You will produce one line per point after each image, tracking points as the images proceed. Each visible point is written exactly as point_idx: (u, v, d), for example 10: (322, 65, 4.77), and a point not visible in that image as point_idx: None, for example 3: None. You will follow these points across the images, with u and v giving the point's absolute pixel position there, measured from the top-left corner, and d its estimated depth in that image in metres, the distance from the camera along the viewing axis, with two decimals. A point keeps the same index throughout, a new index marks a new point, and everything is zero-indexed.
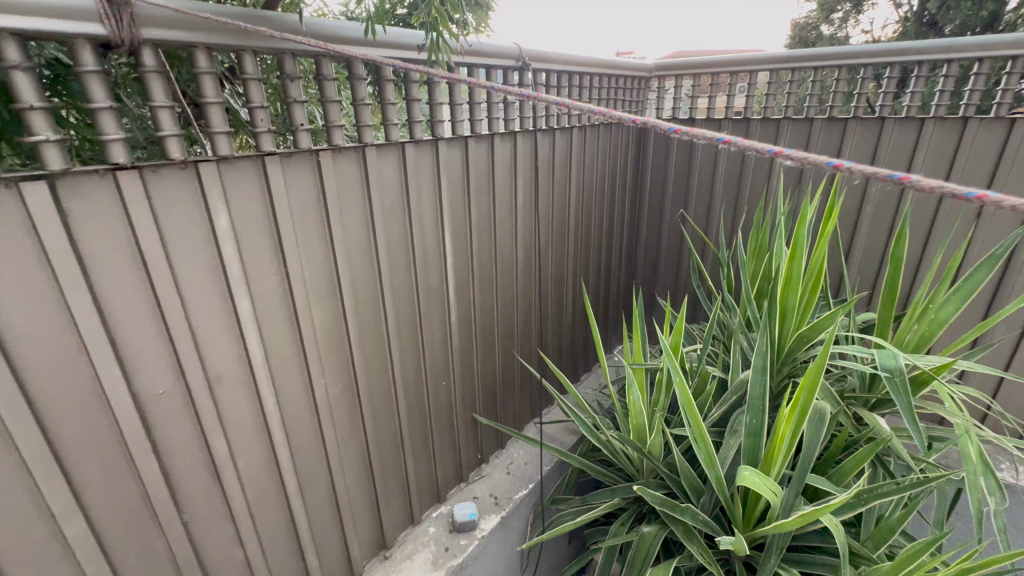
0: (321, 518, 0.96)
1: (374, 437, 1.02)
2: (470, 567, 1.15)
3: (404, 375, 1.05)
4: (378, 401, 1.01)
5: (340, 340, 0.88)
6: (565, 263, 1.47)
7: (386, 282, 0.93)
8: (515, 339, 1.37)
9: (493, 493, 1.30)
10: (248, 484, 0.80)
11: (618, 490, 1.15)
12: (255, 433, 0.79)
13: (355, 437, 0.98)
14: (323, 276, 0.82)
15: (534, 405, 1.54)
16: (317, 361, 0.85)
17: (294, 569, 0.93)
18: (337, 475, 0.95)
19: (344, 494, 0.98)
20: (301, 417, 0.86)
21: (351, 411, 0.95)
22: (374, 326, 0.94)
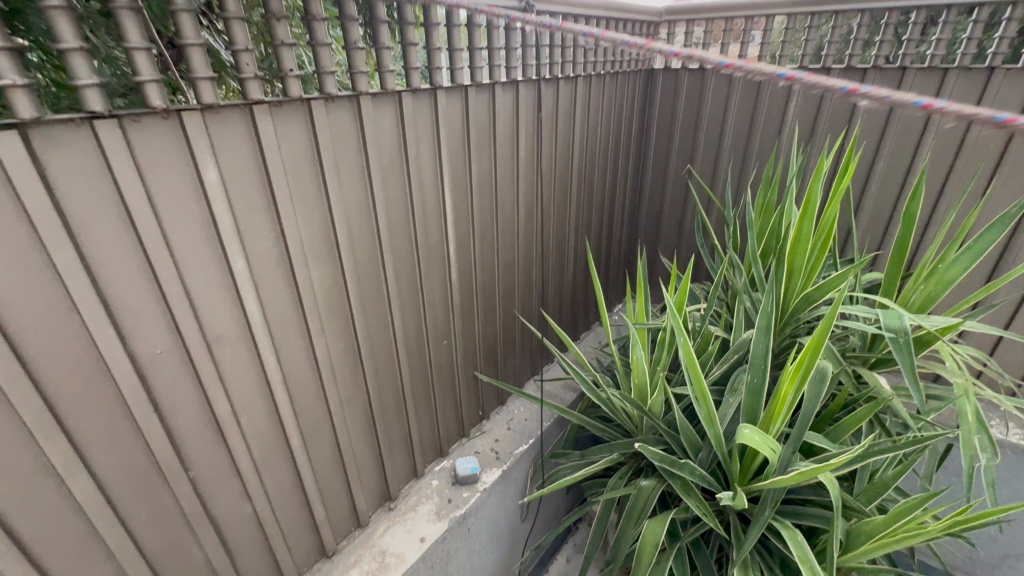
0: (326, 473, 0.97)
1: (376, 395, 1.02)
2: (472, 517, 1.19)
3: (405, 335, 1.04)
4: (379, 360, 1.00)
5: (340, 300, 0.87)
6: (567, 221, 1.44)
7: (385, 240, 0.91)
8: (516, 297, 1.36)
9: (494, 448, 1.33)
10: (252, 441, 0.81)
11: (616, 445, 1.17)
12: (258, 393, 0.79)
13: (358, 395, 0.98)
14: (320, 234, 0.80)
15: (534, 362, 1.55)
16: (318, 321, 0.84)
17: (302, 521, 0.96)
18: (341, 433, 0.97)
19: (348, 450, 1.00)
20: (302, 375, 0.86)
21: (353, 370, 0.95)
22: (373, 285, 0.93)
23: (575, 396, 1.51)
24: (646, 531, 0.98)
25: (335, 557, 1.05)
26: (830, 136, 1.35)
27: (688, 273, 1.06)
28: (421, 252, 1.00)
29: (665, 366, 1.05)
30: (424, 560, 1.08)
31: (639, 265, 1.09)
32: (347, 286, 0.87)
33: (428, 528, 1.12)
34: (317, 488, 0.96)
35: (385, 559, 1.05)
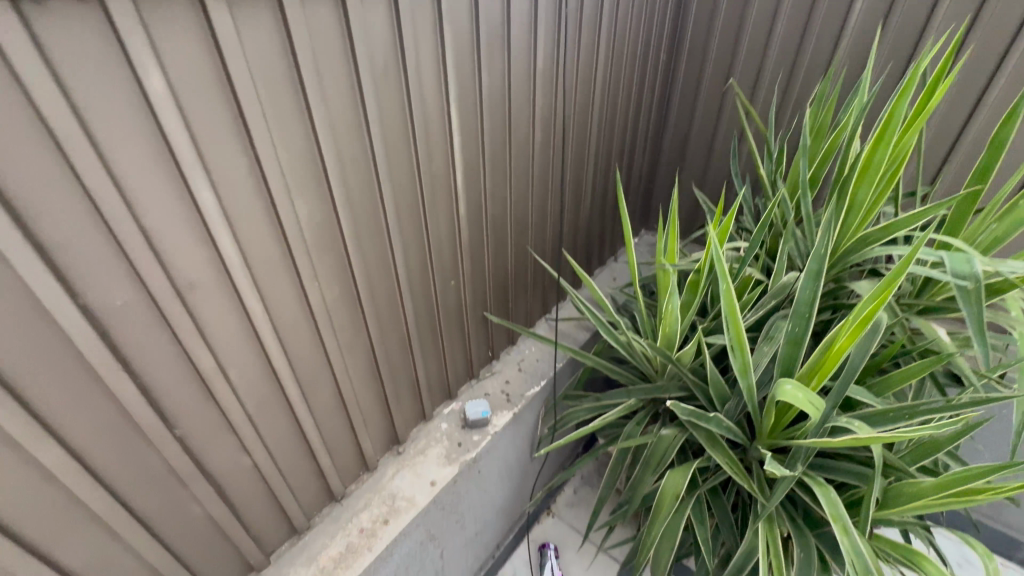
0: (329, 421, 0.92)
1: (380, 339, 0.94)
2: (482, 459, 1.17)
3: (409, 275, 0.94)
4: (382, 302, 0.91)
5: (332, 237, 0.76)
6: (587, 146, 1.29)
7: (382, 168, 0.78)
8: (529, 231, 1.24)
9: (505, 390, 1.28)
10: (245, 395, 0.74)
11: (634, 391, 1.10)
12: (245, 343, 0.71)
13: (360, 340, 0.90)
14: (303, 161, 0.67)
15: (546, 301, 1.46)
16: (309, 262, 0.74)
17: (306, 469, 0.92)
18: (343, 381, 0.90)
19: (351, 398, 0.93)
20: (295, 323, 0.77)
21: (352, 315, 0.86)
22: (370, 221, 0.81)
23: (589, 336, 1.43)
24: (667, 482, 0.93)
25: (344, 501, 1.03)
26: (898, 45, 1.16)
27: (730, 208, 0.93)
28: (423, 181, 0.87)
29: (696, 312, 0.95)
30: (435, 503, 1.06)
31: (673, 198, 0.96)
32: (340, 222, 0.75)
33: (438, 472, 1.09)
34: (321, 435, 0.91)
35: (396, 503, 1.03)
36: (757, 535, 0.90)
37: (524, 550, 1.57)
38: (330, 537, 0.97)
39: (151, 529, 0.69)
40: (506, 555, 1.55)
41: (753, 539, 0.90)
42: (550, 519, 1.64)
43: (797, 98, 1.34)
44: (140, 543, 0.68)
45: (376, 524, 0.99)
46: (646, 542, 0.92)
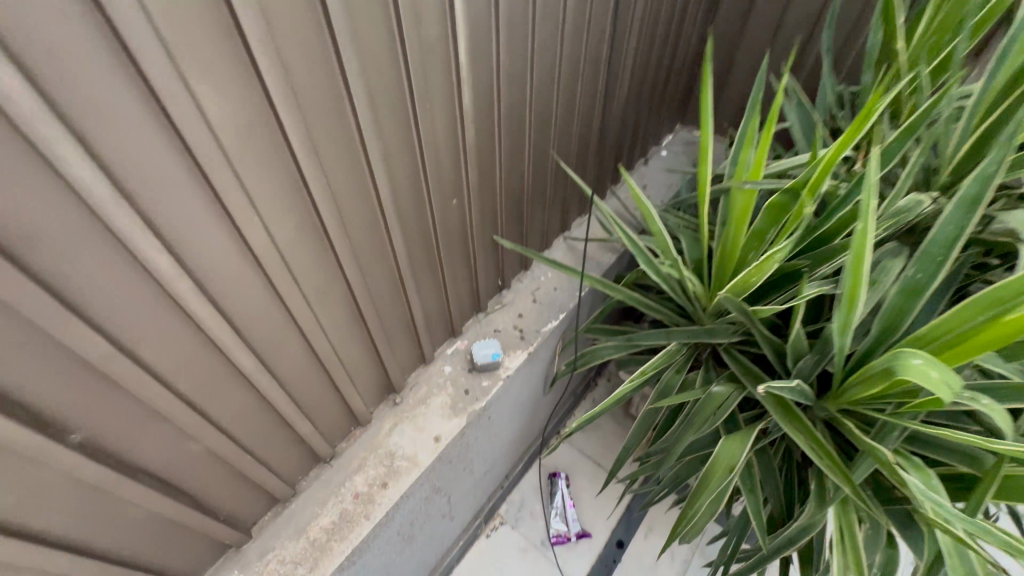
0: (304, 384, 0.73)
1: (362, 283, 0.72)
2: (492, 406, 1.01)
3: (395, 197, 0.70)
4: (360, 232, 0.68)
5: (272, 147, 0.50)
6: (630, 7, 0.95)
7: (342, 37, 0.50)
8: (551, 129, 0.96)
9: (518, 325, 1.08)
10: (175, 375, 0.53)
11: (675, 334, 0.92)
12: (157, 311, 0.49)
13: (334, 286, 0.68)
14: (205, 21, 0.40)
15: (566, 215, 1.21)
16: (240, 188, 0.49)
17: (282, 439, 0.75)
18: (317, 338, 0.69)
19: (330, 357, 0.73)
20: (236, 275, 0.54)
21: (319, 255, 0.63)
22: (330, 122, 0.55)
23: (614, 260, 1.21)
24: (719, 451, 0.78)
25: (335, 462, 0.88)
26: None
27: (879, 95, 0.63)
28: (410, 57, 0.59)
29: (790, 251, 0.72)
30: (440, 459, 0.92)
31: (777, 90, 0.68)
32: (280, 121, 0.49)
33: (443, 426, 0.93)
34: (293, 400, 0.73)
35: (395, 464, 0.88)
36: (822, 511, 0.77)
37: (533, 476, 1.51)
38: (322, 506, 0.84)
39: (75, 546, 0.53)
40: (514, 481, 1.49)
41: (815, 513, 0.77)
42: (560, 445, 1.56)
43: None
44: (63, 566, 0.52)
45: (374, 489, 0.86)
46: (688, 515, 0.79)
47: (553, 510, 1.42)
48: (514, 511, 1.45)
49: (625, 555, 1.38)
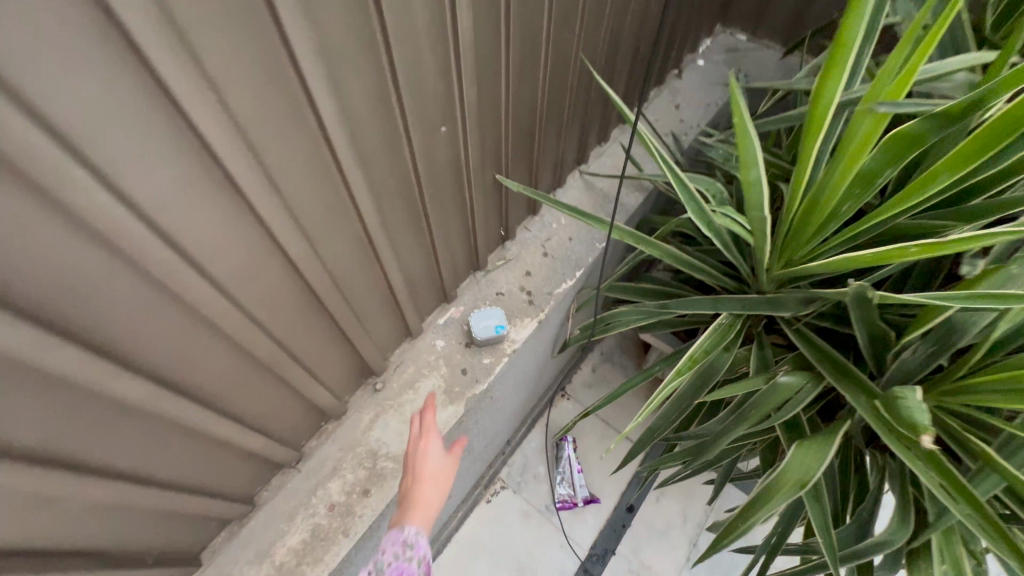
0: (231, 386, 0.54)
1: (299, 247, 0.50)
2: (495, 386, 0.84)
3: (339, 120, 0.46)
4: (284, 172, 0.45)
5: (69, 20, 0.27)
6: None
7: None
8: (572, 23, 0.69)
9: (525, 286, 0.88)
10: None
11: (724, 303, 0.73)
12: None
13: (252, 253, 0.46)
14: None
15: (584, 145, 0.97)
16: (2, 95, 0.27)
17: (222, 454, 0.58)
18: (235, 329, 0.49)
19: (264, 350, 0.54)
20: (66, 258, 0.34)
21: (220, 217, 0.42)
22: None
23: (641, 201, 0.99)
24: (788, 462, 0.62)
25: (303, 467, 0.71)
26: None
27: None
28: None
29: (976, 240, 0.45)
30: None
31: None
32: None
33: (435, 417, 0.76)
34: (220, 407, 0.54)
35: (378, 464, 0.72)
36: (907, 530, 0.63)
37: (536, 438, 1.38)
38: (288, 522, 0.68)
39: None
40: (516, 444, 1.37)
41: (898, 533, 0.64)
42: (566, 404, 1.43)
43: None
44: None
45: (353, 497, 0.70)
46: (737, 531, 0.63)
47: (558, 476, 1.31)
48: (516, 476, 1.33)
49: (636, 519, 1.29)
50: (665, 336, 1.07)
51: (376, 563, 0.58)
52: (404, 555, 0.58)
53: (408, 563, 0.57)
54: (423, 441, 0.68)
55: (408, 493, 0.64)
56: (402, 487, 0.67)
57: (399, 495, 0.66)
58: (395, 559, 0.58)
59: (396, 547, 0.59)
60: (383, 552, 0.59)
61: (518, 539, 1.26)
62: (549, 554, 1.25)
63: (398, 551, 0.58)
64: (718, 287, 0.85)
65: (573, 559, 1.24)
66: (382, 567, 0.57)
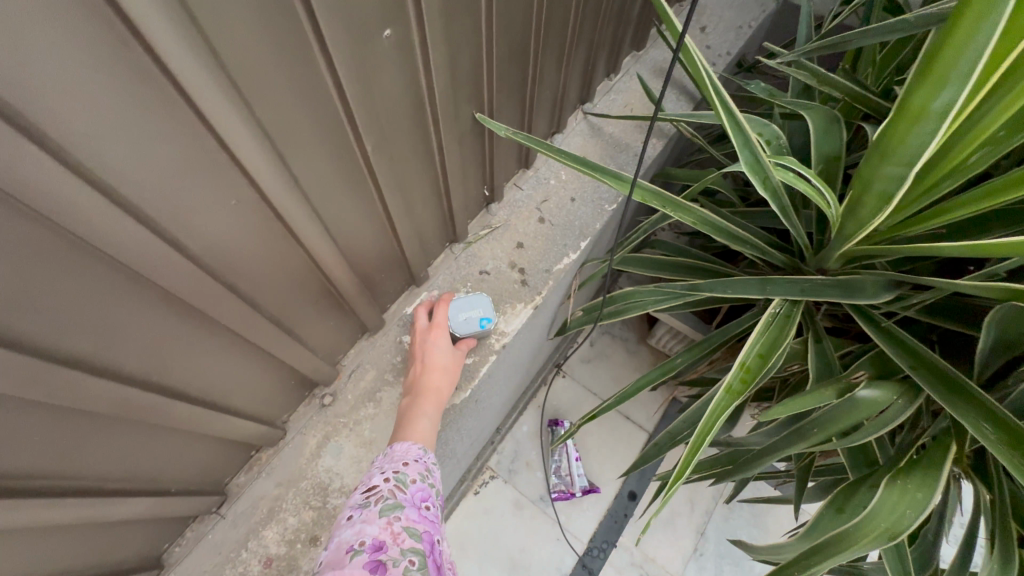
0: (61, 449, 0.34)
1: (127, 233, 0.30)
2: (480, 389, 0.67)
3: (164, 8, 0.25)
4: (53, 105, 0.24)
5: None
6: None
7: None
8: None
9: (516, 262, 0.69)
10: None
11: (777, 287, 0.55)
12: None
13: (14, 251, 0.26)
14: None
15: (591, 75, 0.75)
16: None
17: (92, 530, 0.40)
18: (22, 375, 0.29)
19: (103, 392, 0.34)
20: None
21: None
22: None
23: (661, 150, 0.79)
24: (873, 505, 0.46)
25: (230, 511, 0.54)
26: None
27: None
28: None
29: None
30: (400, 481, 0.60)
31: None
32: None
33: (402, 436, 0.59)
34: (53, 479, 0.35)
35: (330, 503, 0.55)
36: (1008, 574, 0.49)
37: (528, 421, 1.24)
38: None
39: None
40: (506, 429, 1.22)
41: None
42: (560, 382, 1.28)
43: None
44: None
45: (298, 547, 0.53)
46: None
47: (553, 464, 1.18)
48: (507, 463, 1.20)
49: (638, 508, 1.18)
50: (683, 315, 0.90)
51: (398, 474, 0.47)
52: (427, 480, 0.49)
53: (432, 489, 0.48)
54: (435, 330, 0.60)
55: (416, 380, 0.57)
56: (405, 381, 0.59)
57: (405, 386, 0.57)
58: (418, 481, 0.48)
59: (419, 467, 0.49)
60: (405, 465, 0.48)
61: (510, 532, 1.14)
62: (544, 548, 1.13)
63: (422, 473, 0.49)
64: (762, 262, 0.67)
65: (571, 554, 1.12)
66: (406, 482, 0.47)
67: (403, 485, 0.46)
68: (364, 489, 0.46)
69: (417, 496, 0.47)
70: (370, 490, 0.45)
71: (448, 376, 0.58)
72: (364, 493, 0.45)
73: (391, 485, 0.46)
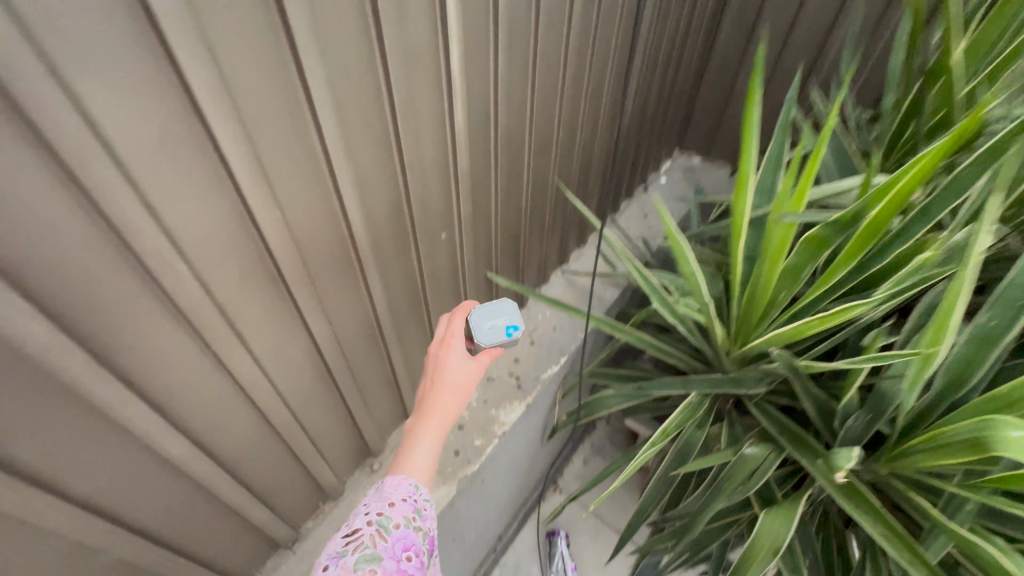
0: (250, 460, 0.58)
1: (326, 335, 0.59)
2: (486, 468, 0.89)
3: (368, 233, 0.58)
4: (327, 279, 0.55)
5: (226, 195, 0.41)
6: (633, 32, 0.88)
7: (310, 71, 0.42)
8: (553, 153, 0.87)
9: (514, 372, 0.96)
10: (84, 481, 0.41)
11: (695, 383, 0.80)
12: (64, 411, 0.37)
13: (293, 343, 0.55)
14: (133, 62, 0.31)
15: (564, 246, 1.11)
16: (129, 192, 0.34)
17: (233, 528, 0.61)
18: (264, 403, 0.55)
19: (281, 424, 0.59)
20: (172, 354, 0.43)
21: (277, 315, 0.51)
22: (293, 169, 0.45)
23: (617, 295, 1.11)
24: (759, 529, 0.66)
25: (300, 548, 0.73)
26: None
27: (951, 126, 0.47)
28: (391, 79, 0.50)
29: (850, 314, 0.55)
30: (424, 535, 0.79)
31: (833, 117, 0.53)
32: (193, 101, 0.35)
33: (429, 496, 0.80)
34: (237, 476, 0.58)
35: None
36: None
37: (527, 532, 1.36)
38: None
39: None
40: (508, 540, 1.34)
41: None
42: (556, 495, 1.42)
43: None
44: None
45: None
46: None
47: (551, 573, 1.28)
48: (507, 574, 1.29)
49: None
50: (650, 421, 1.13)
51: (381, 518, 0.48)
52: (413, 524, 0.49)
53: (416, 535, 0.49)
54: (447, 346, 0.60)
55: (424, 398, 0.58)
56: (418, 395, 0.60)
57: (415, 402, 0.58)
58: (401, 526, 0.49)
59: (405, 509, 0.50)
60: (390, 507, 0.49)
61: None
62: None
63: (408, 517, 0.49)
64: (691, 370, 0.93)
65: None
66: (389, 528, 0.48)
67: (385, 532, 0.48)
68: (346, 533, 0.48)
69: (399, 545, 0.48)
70: (351, 536, 0.47)
71: (454, 398, 0.57)
72: (346, 537, 0.47)
73: (372, 532, 0.47)
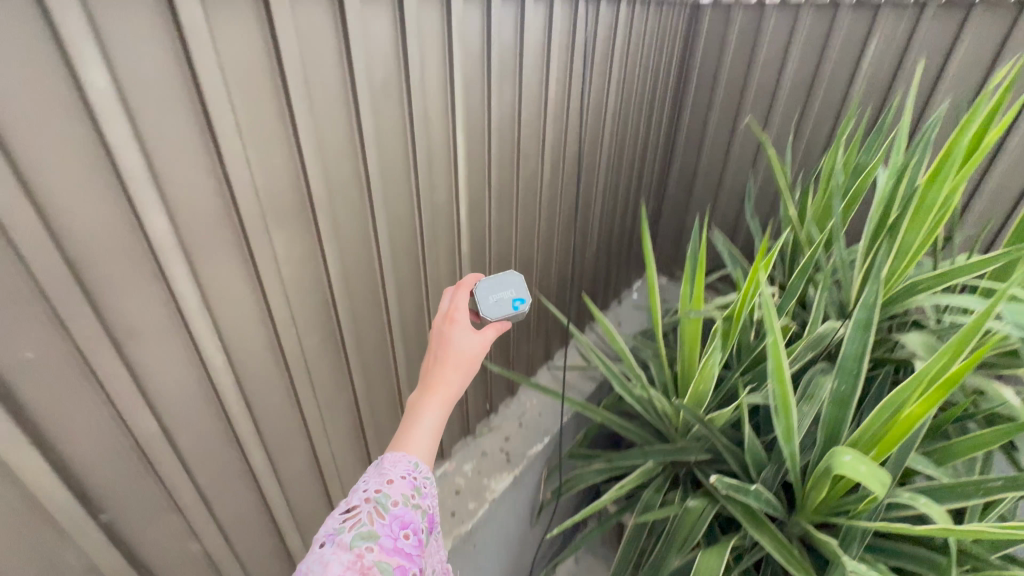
0: (296, 488, 0.76)
1: (362, 392, 0.81)
2: (478, 531, 1.02)
3: (399, 321, 0.83)
4: (368, 351, 0.79)
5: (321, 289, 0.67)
6: (593, 190, 1.23)
7: (377, 220, 0.71)
8: (535, 272, 1.16)
9: (505, 448, 1.14)
10: (203, 474, 0.61)
11: (651, 452, 0.97)
12: (208, 417, 0.59)
13: (339, 395, 0.77)
14: (294, 217, 0.60)
15: (549, 347, 1.35)
16: (279, 287, 0.61)
17: (271, 550, 0.77)
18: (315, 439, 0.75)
19: (322, 461, 0.78)
20: (270, 389, 0.66)
21: (334, 373, 0.74)
22: (361, 277, 0.72)
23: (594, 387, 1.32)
24: (699, 565, 0.80)
25: None
26: (905, 109, 1.15)
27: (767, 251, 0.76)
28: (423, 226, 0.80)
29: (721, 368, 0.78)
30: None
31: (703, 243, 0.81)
32: (319, 237, 0.63)
33: None
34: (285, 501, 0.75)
35: None
36: None
37: None
38: None
39: None
40: None
41: None
42: None
43: (805, 151, 1.31)
44: None
45: None
46: None
47: None
48: None
49: None
50: None
51: (379, 498, 0.56)
52: (409, 502, 0.57)
53: (411, 513, 0.56)
54: (452, 325, 0.71)
55: (429, 374, 0.68)
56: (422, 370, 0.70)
57: (420, 377, 0.69)
58: (399, 504, 0.56)
59: (403, 487, 0.58)
60: (389, 485, 0.57)
61: None
62: None
63: (406, 495, 0.57)
64: None
65: None
66: (386, 506, 0.55)
67: (382, 510, 0.55)
68: (345, 511, 0.54)
69: (394, 523, 0.55)
70: (349, 514, 0.54)
71: (457, 369, 0.68)
72: (344, 515, 0.54)
73: (369, 509, 0.54)
